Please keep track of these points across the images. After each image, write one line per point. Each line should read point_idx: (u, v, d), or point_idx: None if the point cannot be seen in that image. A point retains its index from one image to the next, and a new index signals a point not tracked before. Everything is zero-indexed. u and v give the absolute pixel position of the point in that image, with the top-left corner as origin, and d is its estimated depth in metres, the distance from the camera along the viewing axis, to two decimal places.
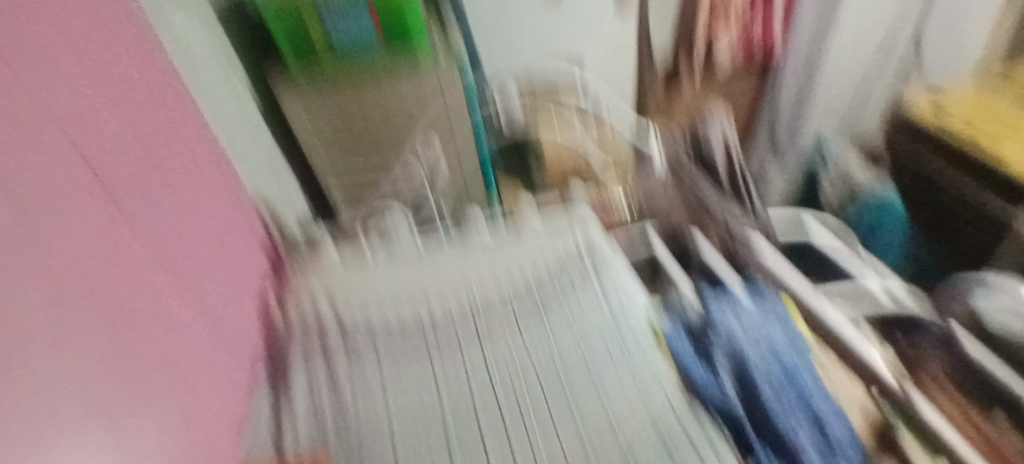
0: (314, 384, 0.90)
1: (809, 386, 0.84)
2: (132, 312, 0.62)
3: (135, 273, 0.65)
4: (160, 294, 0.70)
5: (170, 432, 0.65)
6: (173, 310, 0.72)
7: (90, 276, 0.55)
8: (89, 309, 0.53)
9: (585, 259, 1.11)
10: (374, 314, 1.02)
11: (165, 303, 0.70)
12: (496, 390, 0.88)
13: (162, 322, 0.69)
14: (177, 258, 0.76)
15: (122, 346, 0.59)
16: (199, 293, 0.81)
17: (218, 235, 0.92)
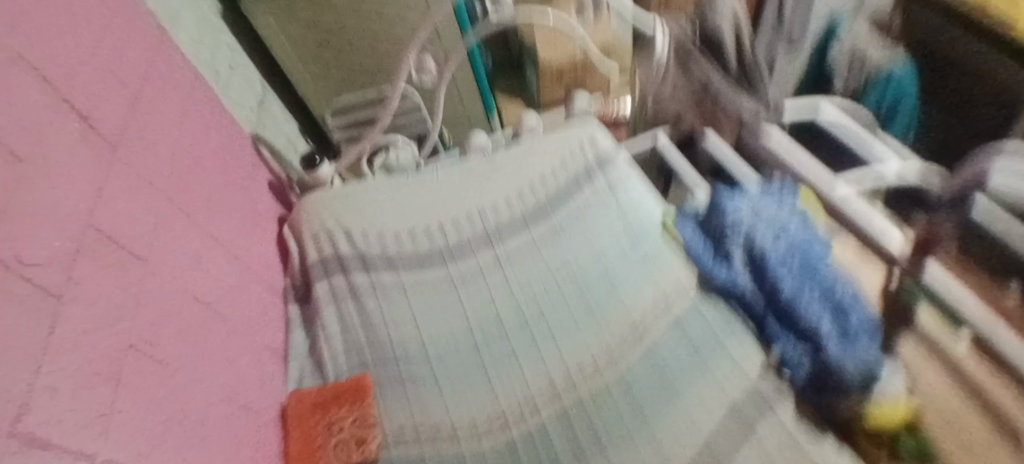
0: (342, 316, 0.92)
1: (829, 271, 0.78)
2: (139, 262, 0.61)
3: (138, 224, 0.63)
4: (171, 241, 0.69)
5: (208, 373, 0.67)
6: (188, 256, 0.72)
7: (85, 234, 0.53)
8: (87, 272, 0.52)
9: (593, 168, 1.07)
10: (387, 238, 1.02)
11: (177, 250, 0.70)
12: (521, 308, 0.92)
13: (178, 268, 0.68)
14: (180, 206, 0.74)
15: (137, 295, 0.59)
16: (211, 239, 0.80)
17: (222, 177, 0.90)
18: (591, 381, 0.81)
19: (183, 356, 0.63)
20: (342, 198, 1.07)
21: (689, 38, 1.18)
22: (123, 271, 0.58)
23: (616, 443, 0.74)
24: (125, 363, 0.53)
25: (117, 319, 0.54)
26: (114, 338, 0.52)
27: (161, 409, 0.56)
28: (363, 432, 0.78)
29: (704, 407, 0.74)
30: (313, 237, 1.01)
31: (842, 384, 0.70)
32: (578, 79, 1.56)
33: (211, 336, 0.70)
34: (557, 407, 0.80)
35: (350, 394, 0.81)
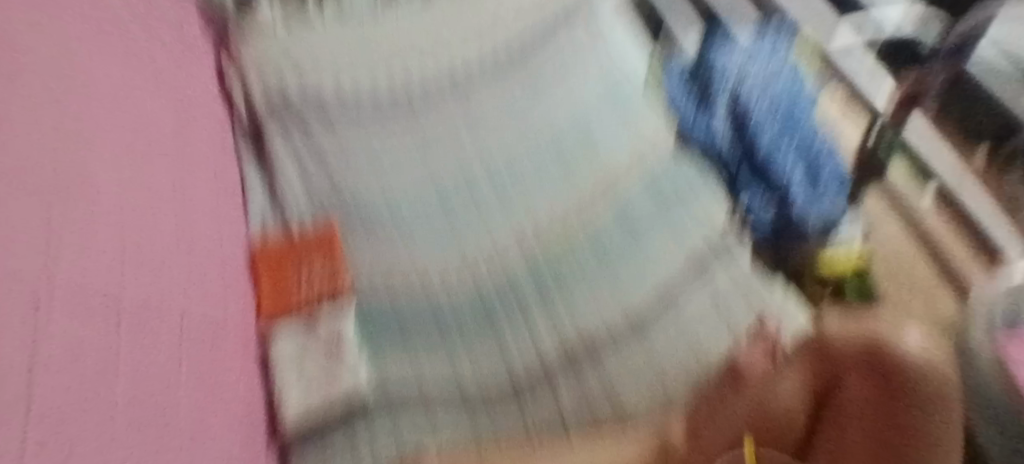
0: (301, 170, 0.89)
1: (806, 122, 0.81)
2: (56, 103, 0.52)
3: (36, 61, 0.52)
4: (83, 80, 0.58)
5: (176, 208, 0.64)
6: (111, 100, 0.61)
7: None
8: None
9: (575, 12, 1.00)
10: (347, 90, 0.97)
11: (98, 90, 0.59)
12: (491, 165, 0.91)
13: (110, 98, 0.61)
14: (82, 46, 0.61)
15: (68, 134, 0.51)
16: (134, 83, 0.68)
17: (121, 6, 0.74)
18: (560, 232, 0.82)
19: (137, 189, 0.58)
20: (286, 46, 0.98)
21: None
22: (45, 93, 0.51)
23: (581, 284, 0.75)
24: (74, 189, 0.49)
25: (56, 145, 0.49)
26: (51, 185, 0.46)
27: (129, 240, 0.53)
28: (330, 273, 0.75)
29: (663, 255, 0.75)
30: (264, 87, 0.94)
31: (798, 232, 0.74)
32: None
33: (164, 171, 0.65)
34: (527, 252, 0.81)
35: (316, 244, 0.79)
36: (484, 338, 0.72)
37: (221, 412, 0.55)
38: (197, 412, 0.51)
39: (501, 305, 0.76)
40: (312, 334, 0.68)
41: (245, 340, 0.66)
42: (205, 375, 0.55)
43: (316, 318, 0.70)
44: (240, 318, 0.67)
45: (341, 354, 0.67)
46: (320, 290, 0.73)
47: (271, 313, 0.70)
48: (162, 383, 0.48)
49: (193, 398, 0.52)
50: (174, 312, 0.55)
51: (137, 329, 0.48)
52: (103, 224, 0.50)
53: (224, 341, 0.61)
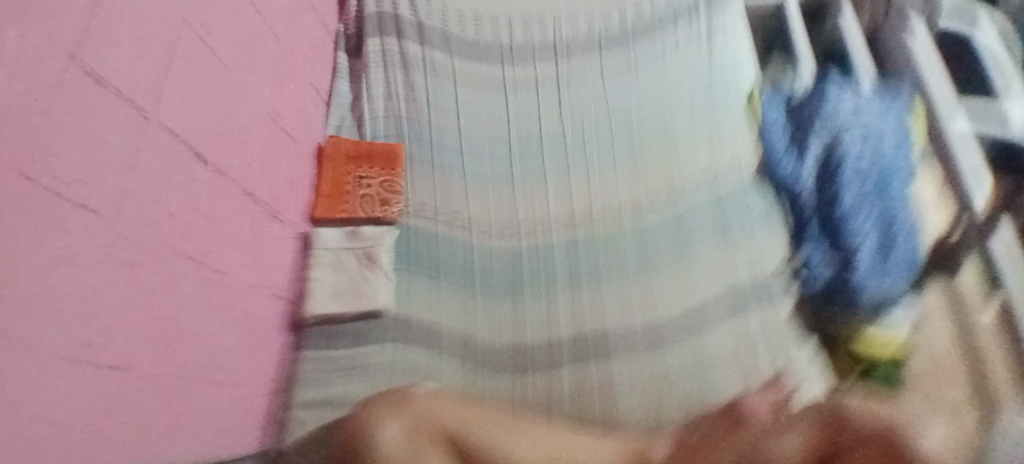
0: (388, 79, 0.90)
1: (901, 198, 0.78)
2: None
3: None
4: None
5: (259, 82, 0.67)
6: None
7: None
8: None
9: (700, 8, 0.94)
10: (451, 15, 0.95)
11: None
12: (563, 135, 0.89)
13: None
14: None
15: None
16: None
17: None
18: (608, 223, 0.81)
19: (238, 56, 0.62)
20: None
21: None
22: None
23: (611, 280, 0.75)
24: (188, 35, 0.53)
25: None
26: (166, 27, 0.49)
27: (213, 104, 0.57)
28: (386, 191, 0.80)
29: (703, 279, 0.73)
30: None
31: (852, 303, 0.72)
32: None
33: (263, 51, 0.69)
34: (569, 233, 0.81)
35: (382, 158, 0.83)
36: (506, 297, 0.75)
37: (224, 276, 0.58)
38: (198, 270, 0.53)
39: (532, 273, 0.77)
40: (353, 241, 0.75)
41: (286, 227, 0.72)
42: (218, 239, 0.57)
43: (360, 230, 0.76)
44: (292, 209, 0.74)
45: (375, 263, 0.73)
46: (374, 204, 0.78)
47: (324, 211, 0.77)
48: (178, 231, 0.50)
49: (198, 258, 0.53)
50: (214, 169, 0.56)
51: (193, 190, 0.53)
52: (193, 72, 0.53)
53: (257, 216, 0.65)
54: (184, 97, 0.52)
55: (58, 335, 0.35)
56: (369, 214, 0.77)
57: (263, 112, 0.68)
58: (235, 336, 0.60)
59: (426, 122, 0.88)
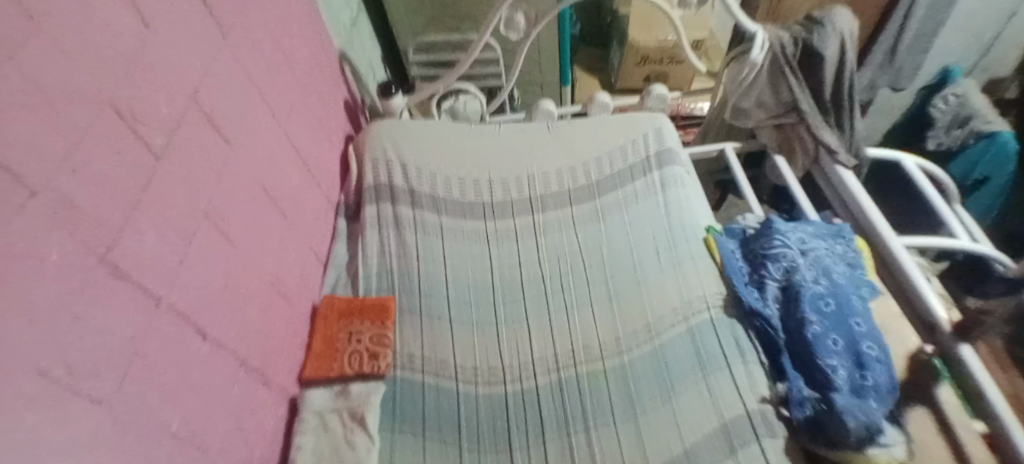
0: (382, 240, 0.98)
1: (863, 321, 0.78)
2: (220, 166, 0.65)
3: (225, 134, 0.67)
4: (249, 149, 0.73)
5: (265, 257, 0.74)
6: (261, 168, 0.76)
7: (178, 136, 0.57)
8: (172, 173, 0.56)
9: (652, 162, 1.07)
10: (436, 180, 1.05)
11: (255, 158, 0.74)
12: (544, 280, 0.95)
13: (255, 153, 0.75)
14: (265, 122, 0.78)
15: (216, 180, 0.64)
16: (282, 152, 0.83)
17: (300, 93, 0.92)
18: (592, 363, 0.84)
19: (246, 236, 0.69)
20: (405, 128, 1.11)
21: (789, 53, 1.09)
22: (216, 155, 0.64)
23: (602, 425, 0.77)
24: (205, 224, 0.60)
25: (198, 190, 0.60)
26: (190, 216, 0.58)
27: (223, 284, 0.63)
28: (376, 346, 0.83)
29: (693, 417, 0.76)
30: (373, 161, 1.06)
31: (837, 433, 0.69)
32: (662, 69, 1.54)
33: (268, 227, 0.76)
34: (554, 376, 0.83)
35: (373, 310, 0.87)
36: (496, 451, 0.76)
37: (209, 454, 0.57)
38: (184, 452, 0.53)
39: (521, 423, 0.79)
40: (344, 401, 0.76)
41: (277, 393, 0.73)
42: (207, 415, 0.57)
43: (350, 390, 0.78)
44: (285, 373, 0.76)
45: (362, 422, 0.74)
46: (362, 359, 0.81)
47: (313, 371, 0.79)
48: (168, 409, 0.51)
49: (184, 438, 0.53)
50: (212, 343, 0.59)
51: (192, 366, 0.55)
52: (201, 263, 0.59)
53: (249, 387, 0.66)
54: (191, 280, 0.57)
55: None
56: (360, 373, 0.80)
57: (265, 280, 0.73)
58: None
59: (417, 274, 0.94)
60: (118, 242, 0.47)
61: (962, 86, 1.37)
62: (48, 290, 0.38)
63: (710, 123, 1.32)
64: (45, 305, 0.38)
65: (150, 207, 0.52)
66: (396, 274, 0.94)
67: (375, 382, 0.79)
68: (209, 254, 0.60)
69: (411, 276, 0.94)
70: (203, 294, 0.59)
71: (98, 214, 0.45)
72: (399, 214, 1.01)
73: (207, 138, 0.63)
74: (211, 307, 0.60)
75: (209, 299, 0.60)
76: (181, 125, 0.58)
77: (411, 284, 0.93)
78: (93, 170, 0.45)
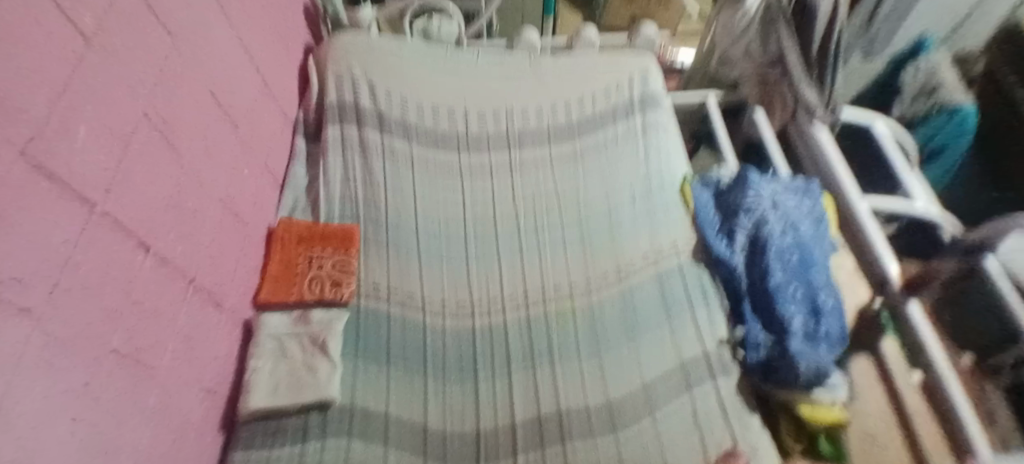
0: (347, 165, 0.92)
1: (822, 273, 0.81)
2: (164, 65, 0.57)
3: (168, 27, 0.58)
4: (195, 48, 0.64)
5: (215, 172, 0.67)
6: (211, 71, 0.68)
7: (115, 23, 0.49)
8: (109, 65, 0.48)
9: (635, 105, 1.04)
10: (408, 104, 0.98)
11: (203, 60, 0.66)
12: (517, 218, 0.93)
13: (201, 51, 0.66)
14: (214, 19, 0.69)
15: (160, 79, 0.56)
16: (233, 56, 0.74)
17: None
18: (561, 302, 0.84)
19: (193, 148, 0.62)
20: (374, 45, 1.01)
21: (783, 2, 1.04)
22: (158, 50, 0.56)
23: (566, 360, 0.78)
24: (148, 127, 0.54)
25: (137, 86, 0.52)
26: (132, 117, 0.51)
27: (170, 198, 0.57)
28: (338, 276, 0.79)
29: (656, 355, 0.78)
30: (337, 78, 0.97)
31: (786, 374, 0.74)
32: (647, 9, 1.47)
33: (217, 138, 0.68)
34: (523, 312, 0.83)
35: (337, 239, 0.82)
36: (460, 382, 0.76)
37: (155, 375, 0.53)
38: (126, 370, 0.49)
39: (488, 355, 0.79)
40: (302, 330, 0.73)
41: (230, 317, 0.69)
42: (153, 334, 0.53)
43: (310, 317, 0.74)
44: (239, 297, 0.71)
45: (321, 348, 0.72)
46: (324, 286, 0.77)
47: (269, 295, 0.75)
48: (106, 324, 0.47)
49: (126, 355, 0.49)
50: (158, 258, 0.54)
51: (138, 284, 0.51)
52: (145, 172, 0.53)
53: (200, 309, 0.62)
54: (132, 188, 0.51)
55: None
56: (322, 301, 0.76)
57: (217, 198, 0.67)
58: (166, 438, 0.55)
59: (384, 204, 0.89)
60: (49, 138, 0.41)
61: (935, 57, 1.40)
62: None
63: (692, 72, 1.30)
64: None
65: (80, 99, 0.45)
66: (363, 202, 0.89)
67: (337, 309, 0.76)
68: (152, 162, 0.54)
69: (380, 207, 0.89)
70: (145, 206, 0.53)
71: (22, 99, 0.38)
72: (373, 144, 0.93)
73: (147, 27, 0.55)
74: (154, 220, 0.54)
75: (155, 212, 0.54)
76: (117, 7, 0.50)
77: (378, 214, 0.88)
78: (13, 46, 0.38)
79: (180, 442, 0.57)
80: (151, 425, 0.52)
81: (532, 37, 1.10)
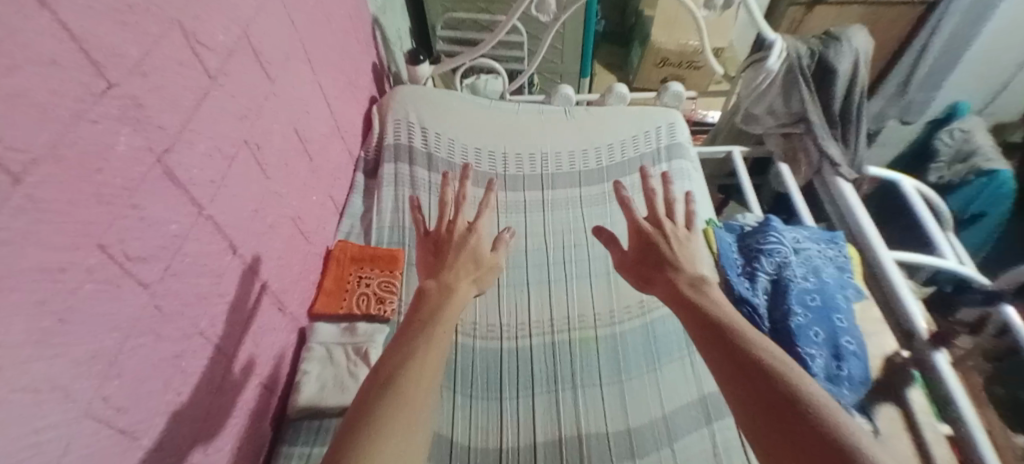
0: (398, 197, 1.01)
1: (844, 318, 0.86)
2: (263, 105, 0.70)
3: (268, 75, 0.71)
4: (286, 92, 0.77)
5: (289, 194, 0.78)
6: (295, 111, 0.80)
7: (232, 68, 0.62)
8: (225, 100, 0.61)
9: (662, 154, 1.12)
10: (455, 147, 1.10)
11: (290, 102, 0.78)
12: (548, 250, 1.00)
13: (291, 96, 0.79)
14: (302, 69, 0.83)
15: (258, 112, 0.68)
16: (312, 100, 0.87)
17: (334, 48, 0.96)
18: (585, 331, 0.89)
19: (276, 170, 0.73)
20: (428, 95, 1.14)
21: (804, 65, 1.11)
22: (259, 89, 0.69)
23: (588, 386, 0.82)
24: (246, 151, 0.65)
25: (241, 117, 0.64)
26: (236, 139, 0.63)
27: (256, 212, 0.67)
28: (469, 251, 0.74)
29: (674, 384, 0.81)
30: (395, 122, 1.10)
31: None
32: (679, 72, 1.58)
33: (293, 165, 0.79)
34: (548, 337, 0.88)
35: (384, 260, 0.89)
36: (487, 400, 0.81)
37: (227, 360, 0.61)
38: (206, 351, 0.58)
39: (514, 376, 0.84)
40: (388, 353, 0.57)
41: (289, 321, 0.77)
42: (230, 325, 0.62)
43: (446, 283, 0.68)
44: (297, 305, 0.79)
45: (412, 398, 0.51)
46: (370, 301, 0.83)
47: (322, 307, 0.82)
48: (198, 309, 0.56)
49: (207, 337, 0.58)
50: (240, 259, 0.64)
51: (225, 278, 0.60)
52: (240, 186, 0.64)
53: (267, 309, 0.71)
54: (229, 198, 0.61)
55: (100, 372, 0.43)
56: (457, 271, 0.70)
57: (289, 216, 0.77)
58: (229, 419, 0.62)
59: (480, 254, 0.75)
60: (177, 151, 0.52)
61: (968, 122, 1.43)
62: (110, 178, 0.43)
63: (719, 127, 1.36)
64: (104, 191, 0.42)
65: (202, 123, 0.56)
66: (431, 255, 0.74)
67: (465, 292, 0.68)
68: (246, 179, 0.65)
69: (444, 250, 0.74)
70: (237, 214, 0.63)
71: (160, 118, 0.49)
72: (470, 225, 0.77)
73: (253, 70, 0.67)
74: (242, 227, 0.64)
75: (243, 221, 0.64)
76: (233, 53, 0.63)
77: (447, 253, 0.73)
78: (159, 80, 0.49)
79: (238, 426, 0.64)
80: (218, 404, 0.60)
81: (567, 91, 1.20)
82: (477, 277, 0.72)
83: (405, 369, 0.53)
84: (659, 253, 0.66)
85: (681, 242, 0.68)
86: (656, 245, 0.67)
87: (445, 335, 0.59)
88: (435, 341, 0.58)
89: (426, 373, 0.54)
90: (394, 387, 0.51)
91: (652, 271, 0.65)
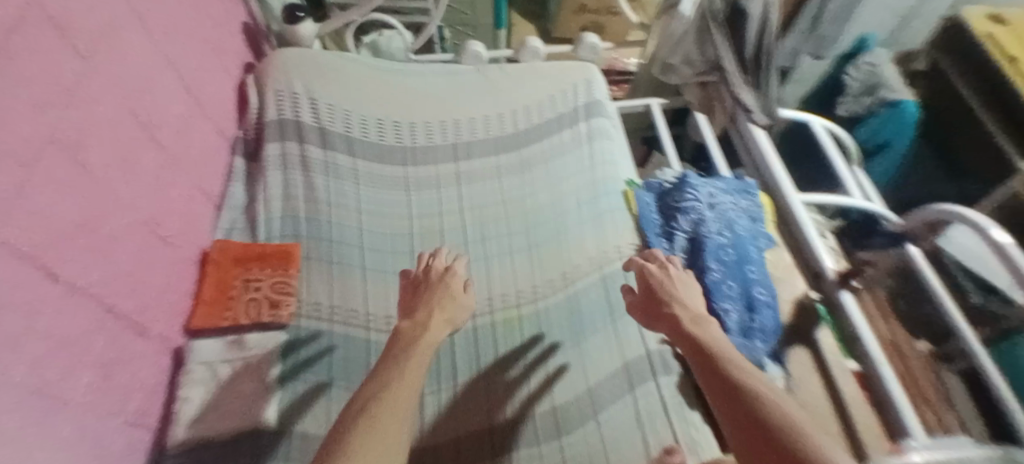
0: (287, 182, 0.90)
1: (756, 268, 0.88)
2: (78, 89, 0.56)
3: (81, 51, 0.57)
4: (112, 70, 0.63)
5: (134, 196, 0.65)
6: (130, 93, 0.66)
7: (23, 45, 0.48)
8: (17, 88, 0.47)
9: (580, 114, 1.06)
10: (352, 119, 0.97)
11: (120, 82, 0.64)
12: (466, 227, 0.93)
13: (121, 74, 0.64)
14: (135, 39, 0.68)
15: (72, 99, 0.55)
16: (155, 80, 0.72)
17: (180, 7, 0.80)
18: (508, 311, 0.85)
19: (110, 171, 0.61)
20: (314, 59, 1.00)
21: (715, 10, 1.07)
22: (69, 69, 0.55)
23: (512, 369, 0.79)
24: (61, 153, 0.52)
25: (45, 107, 0.51)
26: (38, 137, 0.50)
27: (83, 226, 0.55)
28: (444, 290, 0.68)
29: (597, 356, 0.80)
30: (276, 94, 0.96)
31: None
32: (598, 19, 1.50)
33: (136, 161, 0.66)
34: (470, 322, 0.83)
35: (274, 258, 0.79)
36: None
37: (68, 407, 0.51)
38: (38, 403, 0.47)
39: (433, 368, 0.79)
40: (367, 382, 0.52)
41: (156, 343, 0.67)
42: (66, 364, 0.52)
43: (420, 324, 0.62)
44: (164, 323, 0.68)
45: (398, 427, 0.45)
46: (261, 307, 0.74)
47: (203, 321, 0.72)
48: (16, 356, 0.45)
49: (39, 388, 0.47)
50: (68, 284, 0.52)
51: (47, 311, 0.49)
52: (53, 197, 0.51)
53: (119, 334, 0.60)
54: (37, 211, 0.49)
55: None
56: (431, 309, 0.64)
57: (138, 220, 0.65)
58: None
59: (456, 292, 0.69)
60: None
61: (874, 56, 1.47)
62: None
63: (638, 78, 1.31)
64: None
65: None
66: (409, 297, 0.69)
67: (441, 333, 0.62)
68: (62, 187, 0.53)
69: (423, 292, 0.69)
70: (54, 231, 0.51)
71: None
72: (448, 265, 0.73)
73: (56, 47, 0.53)
74: (64, 246, 0.52)
75: (65, 239, 0.52)
76: (22, 24, 0.49)
77: (425, 292, 0.68)
78: None
79: None
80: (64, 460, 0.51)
81: (477, 48, 1.09)
82: (454, 315, 0.66)
83: (380, 398, 0.48)
84: (662, 292, 0.65)
85: (685, 282, 0.67)
86: (658, 284, 0.66)
87: (420, 365, 0.55)
88: (408, 374, 0.53)
89: (401, 401, 0.49)
90: (367, 417, 0.46)
91: (657, 308, 0.64)
